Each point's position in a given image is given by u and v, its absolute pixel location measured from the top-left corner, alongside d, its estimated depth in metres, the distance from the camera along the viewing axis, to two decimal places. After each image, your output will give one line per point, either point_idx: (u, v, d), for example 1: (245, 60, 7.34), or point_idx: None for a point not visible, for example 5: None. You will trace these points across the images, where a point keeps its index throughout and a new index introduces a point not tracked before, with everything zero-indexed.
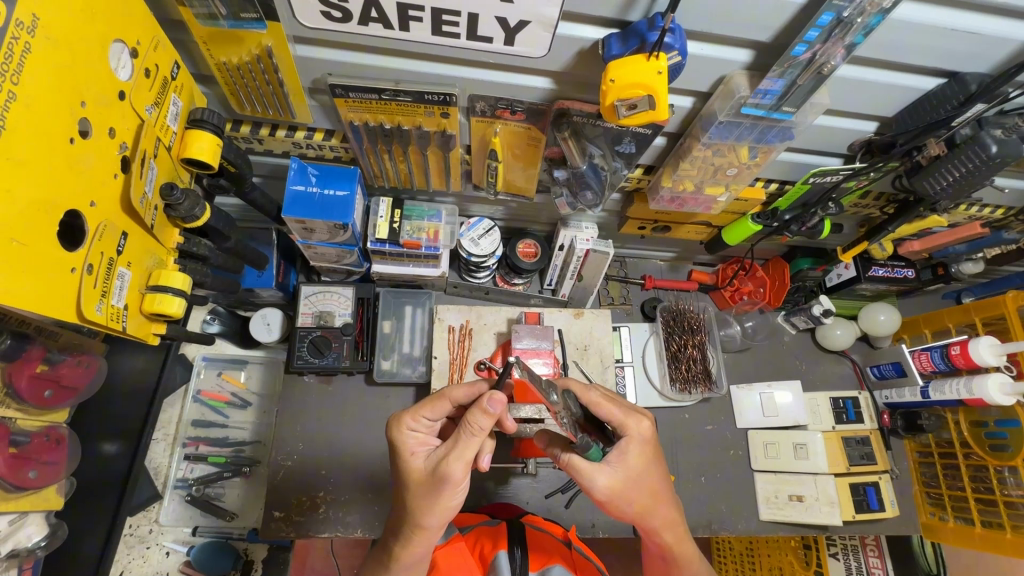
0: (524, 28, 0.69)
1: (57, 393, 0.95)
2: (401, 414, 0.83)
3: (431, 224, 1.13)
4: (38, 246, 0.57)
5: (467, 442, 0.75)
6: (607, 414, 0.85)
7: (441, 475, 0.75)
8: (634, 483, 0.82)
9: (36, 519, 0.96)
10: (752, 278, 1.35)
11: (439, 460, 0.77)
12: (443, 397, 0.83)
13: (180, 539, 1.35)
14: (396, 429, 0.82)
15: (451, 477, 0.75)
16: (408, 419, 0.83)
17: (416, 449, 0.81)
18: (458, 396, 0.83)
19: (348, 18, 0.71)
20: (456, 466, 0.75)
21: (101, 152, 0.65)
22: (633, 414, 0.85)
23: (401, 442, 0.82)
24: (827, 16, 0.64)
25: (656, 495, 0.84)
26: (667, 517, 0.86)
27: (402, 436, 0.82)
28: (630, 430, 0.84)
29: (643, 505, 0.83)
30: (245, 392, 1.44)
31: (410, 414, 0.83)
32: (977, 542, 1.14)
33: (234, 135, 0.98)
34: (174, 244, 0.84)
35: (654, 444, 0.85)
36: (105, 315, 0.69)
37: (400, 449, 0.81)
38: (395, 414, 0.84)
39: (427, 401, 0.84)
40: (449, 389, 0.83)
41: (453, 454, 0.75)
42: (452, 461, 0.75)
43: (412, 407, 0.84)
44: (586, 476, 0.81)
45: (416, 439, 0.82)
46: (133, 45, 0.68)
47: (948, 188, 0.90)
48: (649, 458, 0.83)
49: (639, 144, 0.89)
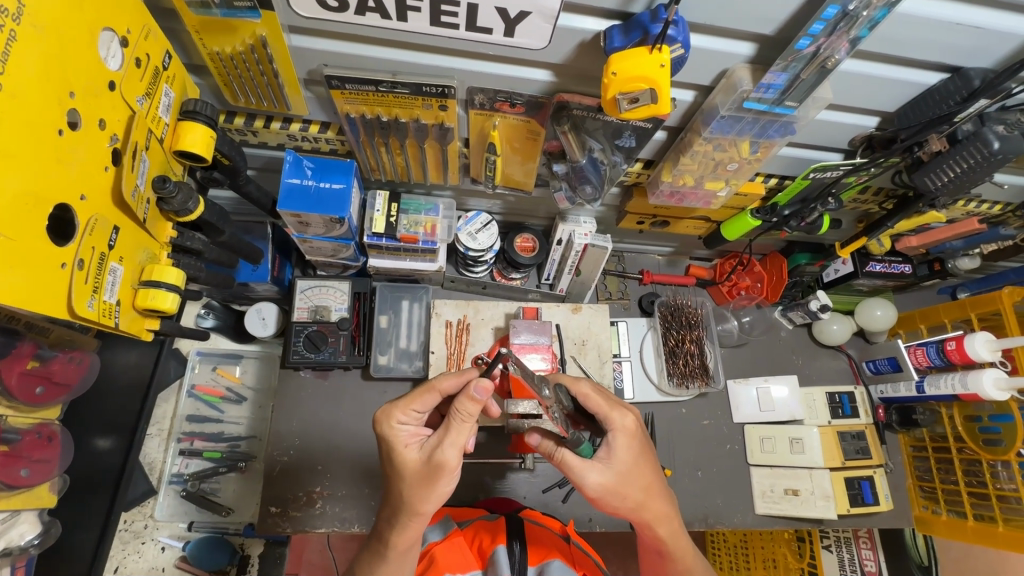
0: (524, 20, 0.68)
1: (47, 390, 0.94)
2: (390, 408, 0.81)
3: (428, 218, 1.10)
4: (28, 242, 0.55)
5: (459, 428, 0.75)
6: (595, 406, 0.84)
7: (437, 462, 0.76)
8: (626, 479, 0.82)
9: (29, 518, 0.96)
10: (750, 272, 1.33)
11: (433, 449, 0.76)
12: (432, 389, 0.81)
13: (175, 534, 1.33)
14: (386, 423, 0.80)
15: (446, 464, 0.75)
16: (398, 411, 0.80)
17: (408, 440, 0.80)
18: (446, 386, 0.82)
19: (345, 8, 0.69)
20: (452, 452, 0.75)
21: (91, 143, 0.64)
22: (618, 407, 0.84)
23: (393, 436, 0.79)
24: (833, 9, 0.63)
25: (650, 490, 0.84)
26: (660, 512, 0.85)
27: (394, 430, 0.80)
28: (614, 421, 0.83)
29: (636, 500, 0.83)
30: (240, 387, 1.43)
31: (400, 407, 0.80)
32: (968, 534, 1.16)
33: (228, 127, 0.97)
34: (168, 238, 0.83)
35: (640, 438, 0.84)
36: (97, 311, 0.67)
37: (391, 442, 0.79)
38: (382, 409, 0.82)
39: (415, 393, 0.82)
40: (438, 380, 0.82)
41: (446, 441, 0.75)
42: (447, 447, 0.75)
43: (400, 400, 0.81)
44: (577, 472, 0.81)
45: (408, 431, 0.80)
46: (123, 33, 0.66)
47: (948, 184, 0.91)
48: (638, 453, 0.83)
49: (640, 138, 0.88)
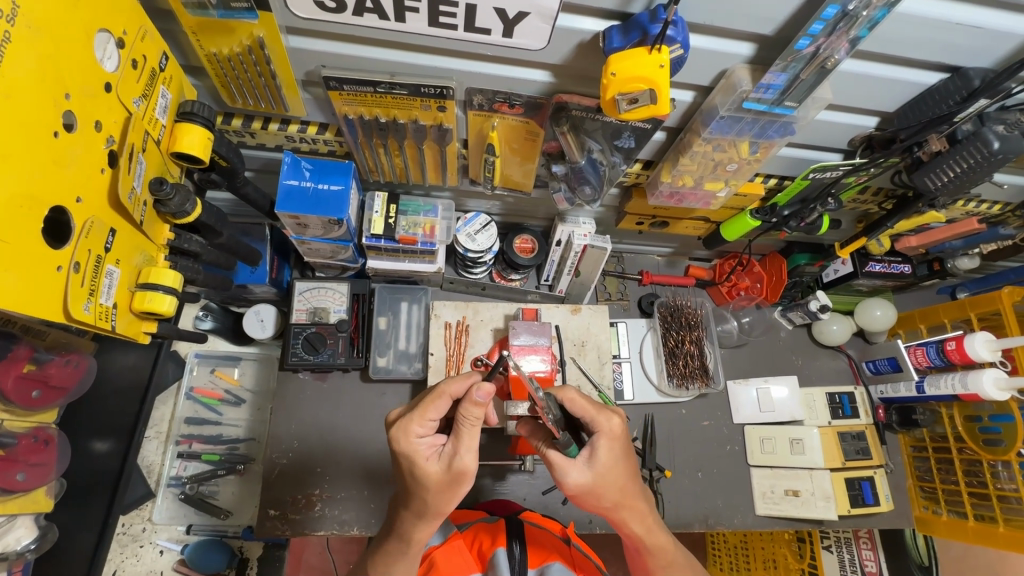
0: (522, 20, 0.68)
1: (44, 393, 0.94)
2: (406, 422, 0.79)
3: (427, 219, 1.10)
4: (23, 245, 0.55)
5: (473, 431, 0.76)
6: (580, 410, 0.83)
7: (460, 470, 0.76)
8: (604, 480, 0.81)
9: (25, 522, 0.95)
10: (749, 273, 1.33)
11: (453, 456, 0.76)
12: (442, 394, 0.79)
13: (174, 537, 1.33)
14: (404, 439, 0.78)
15: (468, 469, 0.76)
16: (415, 424, 0.78)
17: (428, 453, 0.79)
18: (455, 390, 0.80)
19: (342, 9, 0.69)
20: (471, 456, 0.76)
21: (87, 144, 0.63)
22: (605, 410, 0.83)
23: (412, 451, 0.78)
24: (833, 9, 0.63)
25: (625, 491, 0.83)
26: (637, 510, 0.86)
27: (413, 446, 0.78)
28: (600, 424, 0.82)
29: (613, 500, 0.83)
30: (239, 389, 1.42)
31: (415, 421, 0.78)
32: (968, 534, 1.16)
33: (225, 128, 0.96)
34: (165, 240, 0.82)
35: (624, 441, 0.83)
36: (93, 314, 0.67)
37: (412, 457, 0.78)
38: (396, 425, 0.79)
39: (425, 402, 0.79)
40: (447, 384, 0.79)
41: (464, 447, 0.76)
42: (466, 453, 0.76)
43: (413, 413, 0.79)
44: (559, 469, 0.81)
45: (427, 444, 0.79)
46: (119, 35, 0.66)
47: (949, 184, 0.91)
48: (619, 456, 0.82)
49: (640, 139, 0.88)
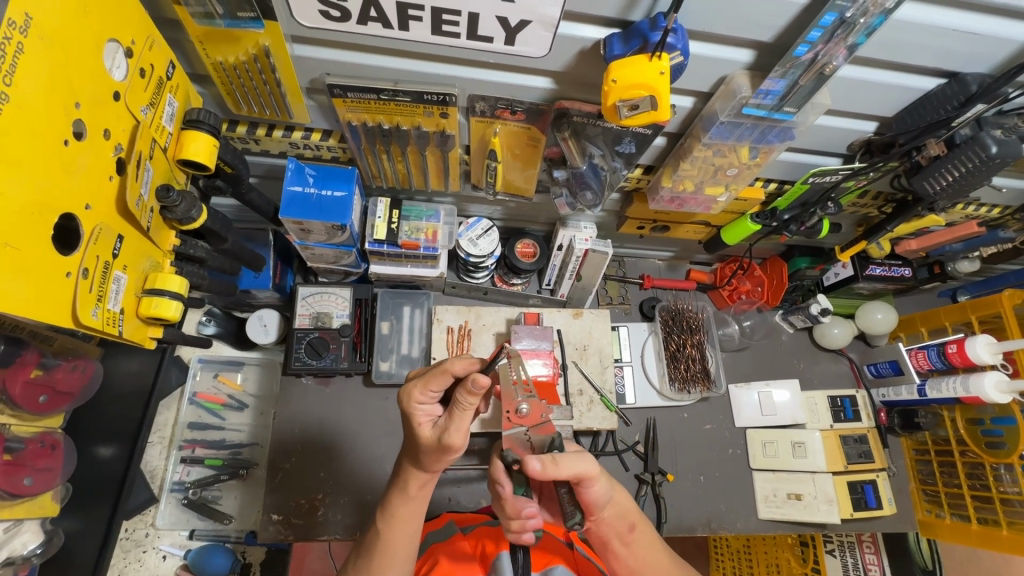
0: (525, 28, 0.69)
1: (51, 398, 0.94)
2: (410, 387, 0.81)
3: (429, 224, 1.11)
4: (33, 251, 0.56)
5: (462, 415, 0.76)
6: None
7: (445, 445, 0.77)
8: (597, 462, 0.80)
9: (31, 527, 0.98)
10: (750, 277, 1.35)
11: (442, 431, 0.77)
12: (445, 371, 0.79)
13: (177, 542, 1.33)
14: (406, 401, 0.82)
15: (454, 446, 0.76)
16: (417, 392, 0.81)
17: (424, 419, 0.82)
18: (458, 369, 0.79)
19: (347, 18, 0.70)
20: (458, 436, 0.76)
21: (96, 152, 0.64)
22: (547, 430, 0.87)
23: (410, 413, 0.82)
24: (830, 17, 0.64)
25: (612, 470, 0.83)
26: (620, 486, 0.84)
27: (412, 409, 0.82)
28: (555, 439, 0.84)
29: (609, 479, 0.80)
30: (241, 394, 1.43)
31: (418, 387, 0.81)
32: (973, 538, 1.15)
33: (230, 135, 0.97)
34: (170, 246, 0.83)
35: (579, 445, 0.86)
36: (101, 319, 0.68)
37: (409, 418, 0.82)
38: (404, 387, 0.83)
39: (431, 374, 0.81)
40: (451, 362, 0.79)
41: (451, 426, 0.76)
42: (452, 432, 0.76)
43: (419, 380, 0.81)
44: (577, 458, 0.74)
45: (425, 411, 0.82)
46: (128, 44, 0.67)
47: (947, 188, 0.91)
48: None
49: (640, 144, 0.89)
